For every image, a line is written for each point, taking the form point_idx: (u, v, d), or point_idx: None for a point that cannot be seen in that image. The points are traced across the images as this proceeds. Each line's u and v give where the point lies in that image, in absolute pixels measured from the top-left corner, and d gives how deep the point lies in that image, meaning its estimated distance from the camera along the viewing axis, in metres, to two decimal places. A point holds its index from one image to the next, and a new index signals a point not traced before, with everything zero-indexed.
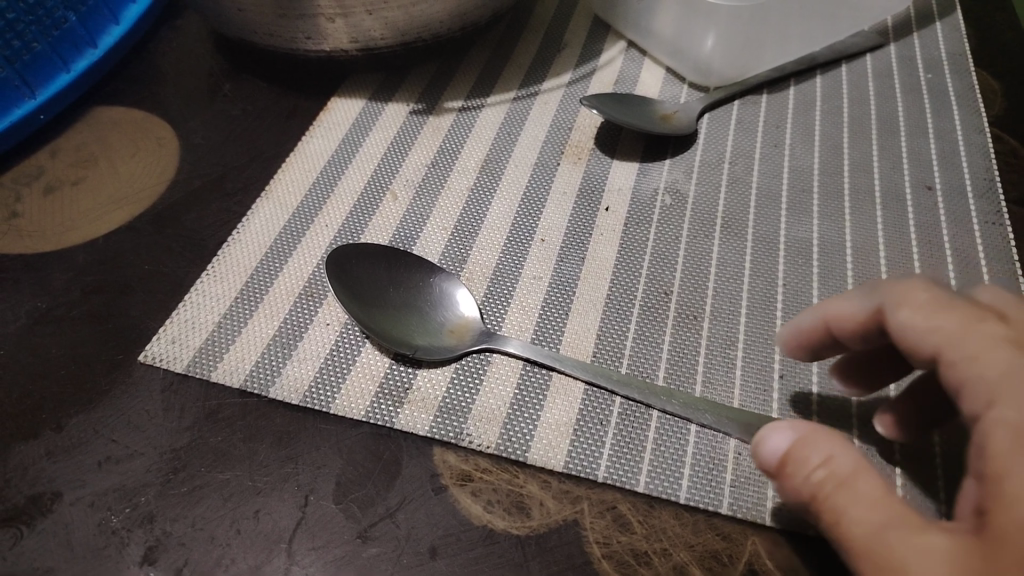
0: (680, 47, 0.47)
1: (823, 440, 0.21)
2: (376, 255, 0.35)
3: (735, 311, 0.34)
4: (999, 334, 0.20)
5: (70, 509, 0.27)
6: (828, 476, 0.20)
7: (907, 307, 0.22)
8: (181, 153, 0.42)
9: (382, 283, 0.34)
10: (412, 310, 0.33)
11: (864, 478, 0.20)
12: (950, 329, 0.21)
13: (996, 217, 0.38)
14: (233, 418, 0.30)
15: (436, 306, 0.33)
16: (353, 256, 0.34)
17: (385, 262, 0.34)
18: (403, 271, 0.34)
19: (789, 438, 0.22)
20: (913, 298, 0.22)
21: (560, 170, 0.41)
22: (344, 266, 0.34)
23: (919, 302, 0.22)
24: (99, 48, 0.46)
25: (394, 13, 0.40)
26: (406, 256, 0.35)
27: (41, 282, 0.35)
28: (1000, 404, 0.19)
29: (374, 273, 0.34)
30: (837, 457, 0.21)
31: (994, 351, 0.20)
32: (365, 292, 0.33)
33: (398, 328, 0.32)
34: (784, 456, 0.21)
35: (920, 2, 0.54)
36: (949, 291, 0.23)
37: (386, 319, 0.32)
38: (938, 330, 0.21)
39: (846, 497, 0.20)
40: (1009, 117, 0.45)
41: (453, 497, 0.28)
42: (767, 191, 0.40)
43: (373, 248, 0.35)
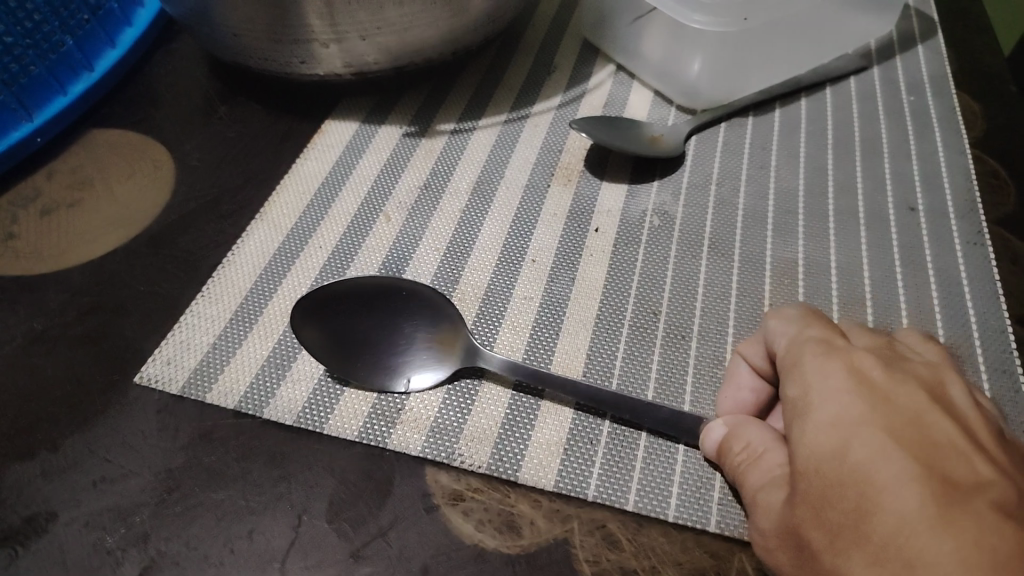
0: (667, 70, 0.48)
1: (744, 429, 0.26)
2: (348, 293, 0.34)
3: (722, 331, 0.35)
4: (816, 335, 0.25)
5: (65, 529, 0.27)
6: (745, 455, 0.26)
7: (775, 319, 0.28)
8: (176, 175, 0.42)
9: (357, 326, 0.33)
10: (396, 350, 0.32)
11: (764, 453, 0.25)
12: (788, 336, 0.26)
13: (978, 238, 0.39)
14: (227, 439, 0.30)
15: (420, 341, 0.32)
16: (322, 298, 0.33)
17: (359, 300, 0.33)
18: (381, 308, 0.33)
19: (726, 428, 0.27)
20: (780, 313, 0.28)
21: (551, 191, 0.42)
22: (313, 314, 0.33)
23: (772, 325, 0.28)
24: (96, 71, 0.47)
25: (388, 38, 0.41)
26: (381, 291, 0.34)
27: (37, 302, 0.35)
28: (789, 386, 0.24)
29: (347, 316, 0.33)
30: (749, 442, 0.26)
31: (802, 347, 0.25)
32: (342, 340, 0.32)
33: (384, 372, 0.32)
34: (720, 442, 0.27)
35: (904, 25, 0.55)
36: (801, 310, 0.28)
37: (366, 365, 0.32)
38: (785, 336, 0.26)
39: (750, 469, 0.25)
40: (989, 140, 0.46)
41: (444, 516, 0.28)
42: (753, 212, 0.41)
43: (346, 285, 0.34)
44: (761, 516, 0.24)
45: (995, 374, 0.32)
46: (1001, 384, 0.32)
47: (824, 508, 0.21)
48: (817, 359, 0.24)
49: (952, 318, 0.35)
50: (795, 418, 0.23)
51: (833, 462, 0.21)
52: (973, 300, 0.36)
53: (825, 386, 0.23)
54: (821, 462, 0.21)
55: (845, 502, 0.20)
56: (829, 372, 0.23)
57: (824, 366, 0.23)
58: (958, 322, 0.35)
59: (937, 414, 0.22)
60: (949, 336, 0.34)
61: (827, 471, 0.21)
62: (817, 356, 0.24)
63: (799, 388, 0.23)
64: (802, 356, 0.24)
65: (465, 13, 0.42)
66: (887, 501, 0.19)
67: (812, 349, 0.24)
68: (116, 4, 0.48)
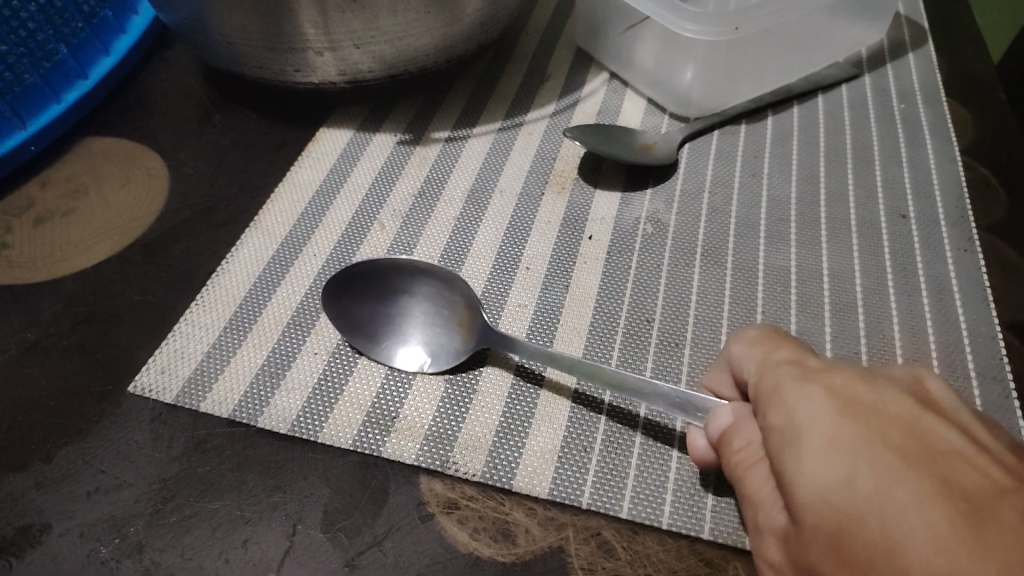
0: (660, 79, 0.48)
1: (750, 423, 0.25)
2: (374, 271, 0.36)
3: (715, 338, 0.35)
4: (784, 359, 0.25)
5: (59, 539, 0.27)
6: (746, 454, 0.24)
7: (739, 342, 0.28)
8: (171, 183, 0.43)
9: (379, 301, 0.35)
10: (411, 325, 0.34)
11: (759, 462, 0.24)
12: (757, 359, 0.26)
13: (968, 244, 0.39)
14: (221, 448, 0.30)
15: (435, 319, 0.34)
16: (348, 274, 0.35)
17: (385, 280, 0.35)
18: (403, 287, 0.35)
19: (732, 416, 0.26)
20: (743, 337, 0.28)
21: (545, 199, 0.42)
22: (340, 285, 0.35)
23: (737, 348, 0.28)
24: (89, 79, 0.47)
25: (382, 46, 0.41)
26: (406, 272, 0.36)
27: (31, 312, 0.35)
28: (771, 415, 0.23)
29: (370, 292, 0.35)
30: (750, 441, 0.24)
31: (777, 374, 0.25)
32: (362, 313, 0.34)
33: (398, 342, 0.33)
34: (723, 431, 0.26)
35: (894, 33, 0.56)
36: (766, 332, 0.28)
37: (382, 336, 0.34)
38: (752, 358, 0.27)
39: (748, 473, 0.24)
40: (979, 147, 0.47)
41: (439, 525, 0.28)
42: (746, 219, 0.41)
43: (373, 265, 0.36)
44: (766, 544, 0.22)
45: (986, 381, 0.33)
46: (993, 391, 0.32)
47: (843, 543, 0.19)
48: (793, 386, 0.23)
49: (943, 325, 0.35)
50: (784, 445, 0.22)
51: (838, 489, 0.20)
52: (964, 307, 0.36)
53: (808, 411, 0.22)
54: (824, 493, 0.20)
55: (868, 534, 0.19)
56: (809, 396, 0.23)
57: (801, 389, 0.23)
58: (949, 329, 0.35)
59: (928, 423, 0.22)
60: (941, 343, 0.34)
61: (833, 500, 0.20)
62: (792, 382, 0.24)
63: (781, 413, 0.23)
64: (779, 381, 0.24)
65: (459, 22, 0.43)
66: (912, 527, 0.18)
67: (786, 373, 0.24)
68: (110, 12, 0.48)
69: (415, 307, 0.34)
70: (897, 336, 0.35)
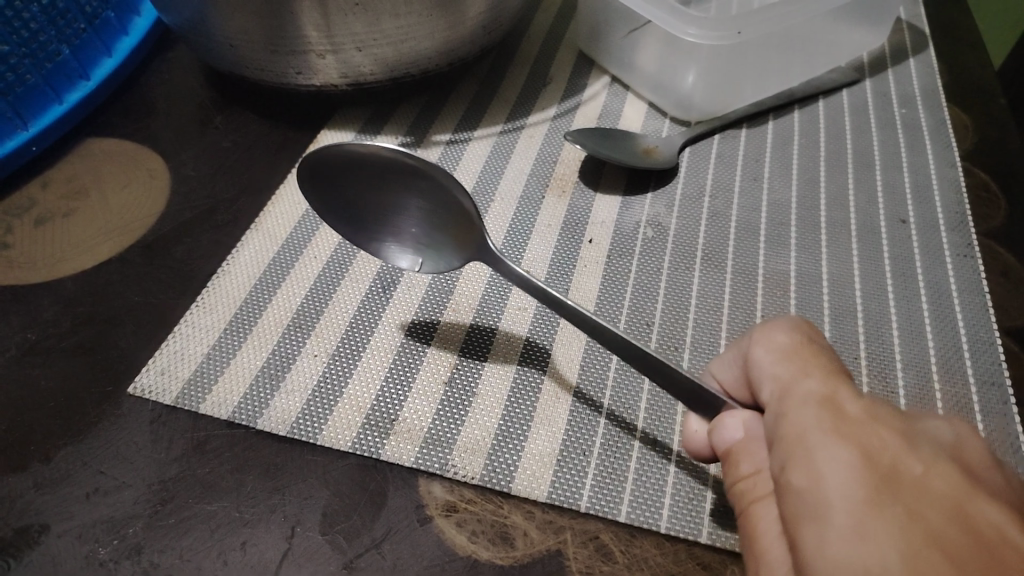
0: (662, 82, 0.48)
1: (760, 448, 0.22)
2: (362, 158, 0.32)
3: (715, 342, 0.35)
4: (817, 384, 0.21)
5: (58, 540, 0.27)
6: (751, 483, 0.21)
7: (764, 346, 0.23)
8: (172, 184, 0.43)
9: (367, 183, 0.33)
10: (402, 219, 0.34)
11: (767, 497, 0.20)
12: (784, 377, 0.22)
13: (968, 250, 0.39)
14: (220, 450, 0.30)
15: (426, 218, 0.33)
16: (331, 155, 0.32)
17: (374, 163, 0.32)
18: (397, 178, 0.33)
19: (743, 433, 0.22)
20: (769, 339, 0.23)
21: (545, 202, 0.42)
22: (319, 165, 0.33)
23: (760, 352, 0.23)
24: (92, 80, 0.47)
25: (383, 49, 0.41)
26: (397, 163, 0.32)
27: (31, 312, 0.35)
28: (791, 468, 0.19)
29: (357, 175, 0.33)
30: (761, 470, 0.21)
31: (804, 410, 0.20)
32: (350, 196, 0.34)
33: (388, 234, 0.34)
34: (729, 448, 0.23)
35: (895, 39, 0.56)
36: (796, 336, 0.23)
37: (373, 222, 0.34)
38: (777, 376, 0.22)
39: (753, 509, 0.20)
40: (979, 153, 0.47)
41: (438, 528, 0.28)
42: (746, 223, 0.41)
43: (360, 152, 0.32)
44: None
45: (986, 387, 0.33)
46: (992, 397, 0.32)
47: None
48: (820, 433, 0.19)
49: (943, 331, 0.35)
50: (803, 516, 0.18)
51: None
52: (963, 313, 0.36)
53: (837, 471, 0.18)
54: None
55: None
56: (839, 455, 0.18)
57: (832, 441, 0.18)
58: (949, 334, 0.35)
59: (983, 502, 0.17)
60: (940, 349, 0.34)
61: None
62: (819, 428, 0.19)
63: (804, 470, 0.18)
64: (806, 420, 0.19)
65: (461, 25, 0.43)
66: None
67: (817, 411, 0.19)
68: (113, 13, 0.49)
69: (407, 204, 0.33)
70: (896, 342, 0.35)
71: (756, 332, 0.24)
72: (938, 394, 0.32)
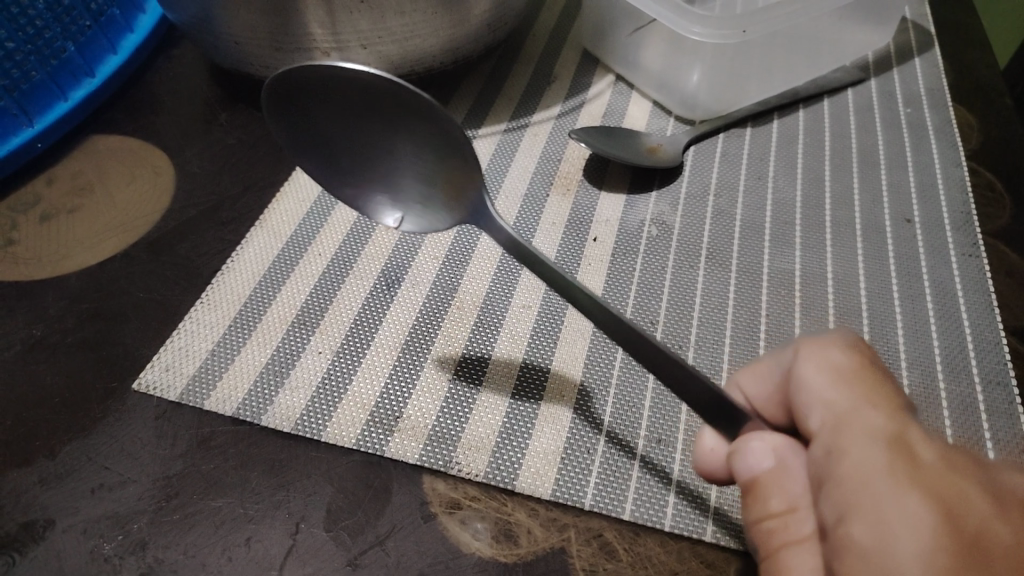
0: (666, 81, 0.48)
1: (796, 481, 0.20)
2: (349, 84, 0.29)
3: (719, 340, 0.35)
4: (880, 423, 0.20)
5: (63, 536, 0.27)
6: (781, 521, 0.20)
7: (816, 364, 0.22)
8: (177, 181, 0.43)
9: (356, 115, 0.30)
10: (392, 163, 0.31)
11: (805, 541, 0.20)
12: (839, 405, 0.21)
13: (973, 249, 0.39)
14: (225, 446, 0.30)
15: (419, 161, 0.30)
16: (315, 77, 0.29)
17: (364, 92, 0.29)
18: (390, 113, 0.29)
19: (774, 461, 0.21)
20: (821, 358, 0.22)
21: (549, 201, 0.42)
22: (298, 85, 0.29)
23: (810, 373, 0.22)
24: (97, 77, 0.47)
25: (388, 47, 0.41)
26: (391, 93, 0.28)
27: (36, 308, 0.36)
28: (854, 521, 0.18)
29: (343, 105, 0.30)
30: (798, 508, 0.20)
31: (866, 449, 0.19)
32: (335, 129, 0.31)
33: (377, 184, 0.32)
34: (754, 478, 0.21)
35: (901, 38, 0.56)
36: (850, 356, 0.22)
37: (360, 160, 0.31)
38: (829, 403, 0.21)
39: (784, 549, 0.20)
40: (984, 152, 0.47)
41: (442, 525, 0.28)
42: (750, 222, 0.41)
43: (349, 77, 0.28)
44: None
45: (991, 386, 0.33)
46: (997, 396, 0.32)
47: None
48: (889, 484, 0.18)
49: (948, 330, 0.35)
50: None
51: None
52: (968, 312, 0.36)
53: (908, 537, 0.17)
54: None
55: None
56: (913, 516, 0.17)
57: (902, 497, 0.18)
58: (954, 334, 0.35)
59: None
60: (945, 348, 0.34)
61: None
62: (888, 478, 0.18)
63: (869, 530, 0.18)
64: (870, 467, 0.19)
65: (466, 23, 0.43)
66: None
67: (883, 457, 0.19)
68: (118, 11, 0.49)
69: (400, 144, 0.30)
70: (901, 340, 0.35)
71: (801, 348, 0.23)
72: (943, 393, 0.32)
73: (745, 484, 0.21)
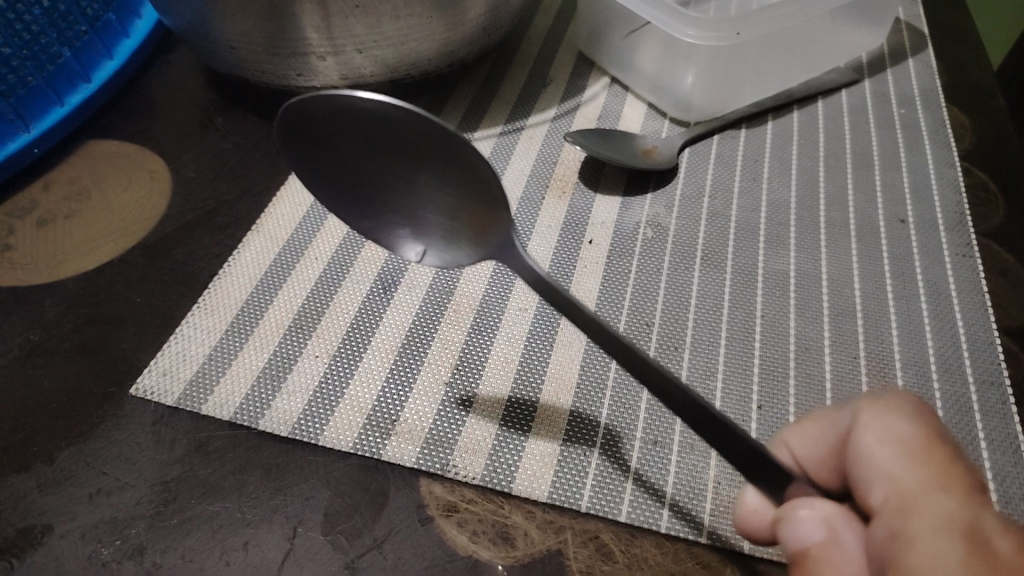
0: (661, 83, 0.48)
1: (846, 557, 0.19)
2: (368, 116, 0.27)
3: (714, 342, 0.35)
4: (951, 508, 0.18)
5: (61, 540, 0.27)
6: None
7: (876, 431, 0.21)
8: (173, 186, 0.43)
9: (377, 150, 0.28)
10: (415, 198, 0.29)
11: None
12: (903, 483, 0.19)
13: (966, 249, 0.39)
14: (223, 450, 0.30)
15: (445, 198, 0.28)
16: (334, 109, 0.27)
17: (385, 125, 0.27)
18: (413, 147, 0.27)
19: (825, 534, 0.20)
20: (884, 424, 0.21)
21: (545, 204, 0.42)
22: (317, 118, 0.28)
23: (871, 443, 0.20)
24: (93, 82, 0.47)
25: (384, 51, 0.41)
26: (412, 126, 0.26)
27: (33, 314, 0.36)
28: None
29: (364, 140, 0.28)
30: None
31: (938, 539, 0.18)
32: (355, 165, 0.29)
33: (400, 216, 0.30)
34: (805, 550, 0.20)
35: (894, 38, 0.56)
36: (915, 423, 0.21)
37: (383, 197, 0.29)
38: (892, 479, 0.19)
39: None
40: (978, 152, 0.47)
41: (439, 528, 0.28)
42: (745, 224, 0.41)
43: (368, 110, 0.26)
44: None
45: (984, 386, 0.33)
46: (990, 396, 0.32)
47: None
48: None
49: (942, 330, 0.35)
50: None
51: None
52: (962, 312, 0.36)
53: None
54: None
55: None
56: None
57: None
58: (948, 333, 0.35)
59: None
60: (939, 348, 0.34)
61: None
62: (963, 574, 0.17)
63: None
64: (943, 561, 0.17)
65: (461, 26, 0.43)
66: None
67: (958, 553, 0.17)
68: (114, 15, 0.49)
69: (425, 179, 0.28)
70: (895, 340, 0.35)
71: (861, 412, 0.22)
72: (937, 393, 0.33)
73: (792, 554, 0.20)
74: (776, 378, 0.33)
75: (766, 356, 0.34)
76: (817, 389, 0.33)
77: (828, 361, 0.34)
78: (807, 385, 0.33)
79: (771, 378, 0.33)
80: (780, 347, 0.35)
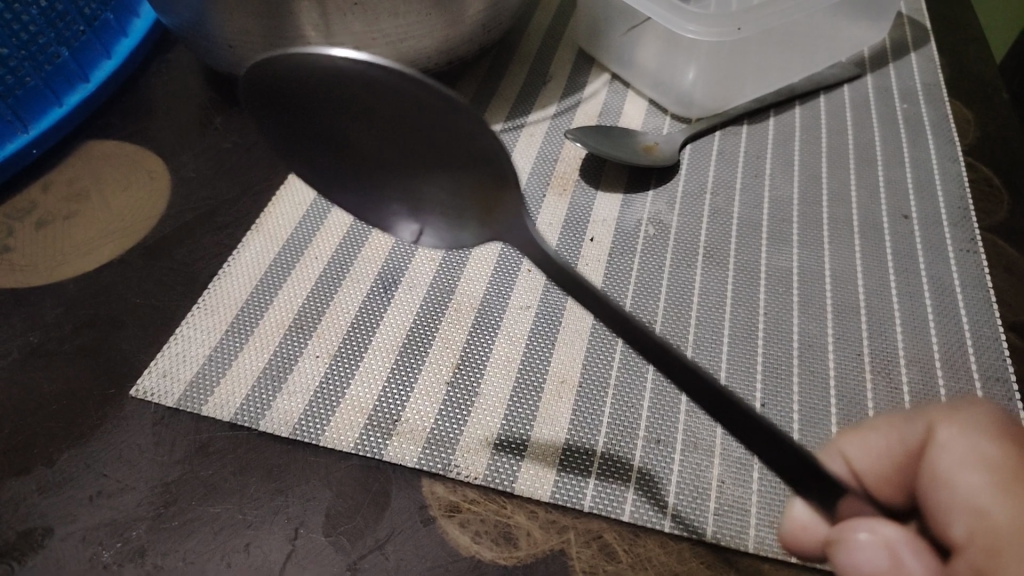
0: (662, 79, 0.48)
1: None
2: (345, 77, 0.24)
3: (717, 340, 0.35)
4: None
5: (62, 543, 0.27)
6: None
7: (955, 454, 0.20)
8: (172, 186, 0.43)
9: (356, 118, 0.26)
10: (401, 168, 0.27)
11: None
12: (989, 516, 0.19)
13: (971, 244, 0.39)
14: (223, 452, 0.30)
15: (433, 167, 0.26)
16: (304, 69, 0.25)
17: (364, 87, 0.24)
18: (395, 113, 0.25)
19: (889, 561, 0.19)
20: (969, 448, 0.20)
21: (546, 201, 0.42)
22: (283, 78, 0.25)
23: (950, 466, 0.20)
24: (91, 82, 0.47)
25: (383, 49, 0.41)
26: (397, 88, 0.24)
27: (33, 315, 0.35)
28: None
29: (341, 103, 0.26)
30: None
31: None
32: (331, 129, 0.27)
33: (394, 198, 0.28)
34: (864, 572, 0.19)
35: (896, 33, 0.56)
36: (1000, 447, 0.20)
37: (365, 165, 0.27)
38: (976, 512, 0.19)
39: None
40: (981, 147, 0.47)
41: (441, 528, 0.28)
42: (748, 220, 0.41)
43: (345, 69, 0.24)
44: None
45: (990, 382, 0.33)
46: (995, 393, 0.32)
47: None
48: None
49: (946, 327, 0.35)
50: None
51: None
52: (966, 307, 0.36)
53: None
54: None
55: None
56: None
57: None
58: (953, 329, 0.35)
59: None
60: (944, 344, 0.34)
61: None
62: None
63: None
64: None
65: (460, 23, 0.43)
66: None
67: None
68: (112, 15, 0.49)
69: (411, 147, 0.26)
70: (900, 336, 0.35)
71: (938, 428, 0.21)
72: (942, 391, 0.32)
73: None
74: (779, 376, 0.33)
75: (769, 353, 0.34)
76: (821, 387, 0.33)
77: (833, 358, 0.34)
78: (810, 383, 0.33)
79: (774, 376, 0.33)
80: (784, 344, 0.34)
